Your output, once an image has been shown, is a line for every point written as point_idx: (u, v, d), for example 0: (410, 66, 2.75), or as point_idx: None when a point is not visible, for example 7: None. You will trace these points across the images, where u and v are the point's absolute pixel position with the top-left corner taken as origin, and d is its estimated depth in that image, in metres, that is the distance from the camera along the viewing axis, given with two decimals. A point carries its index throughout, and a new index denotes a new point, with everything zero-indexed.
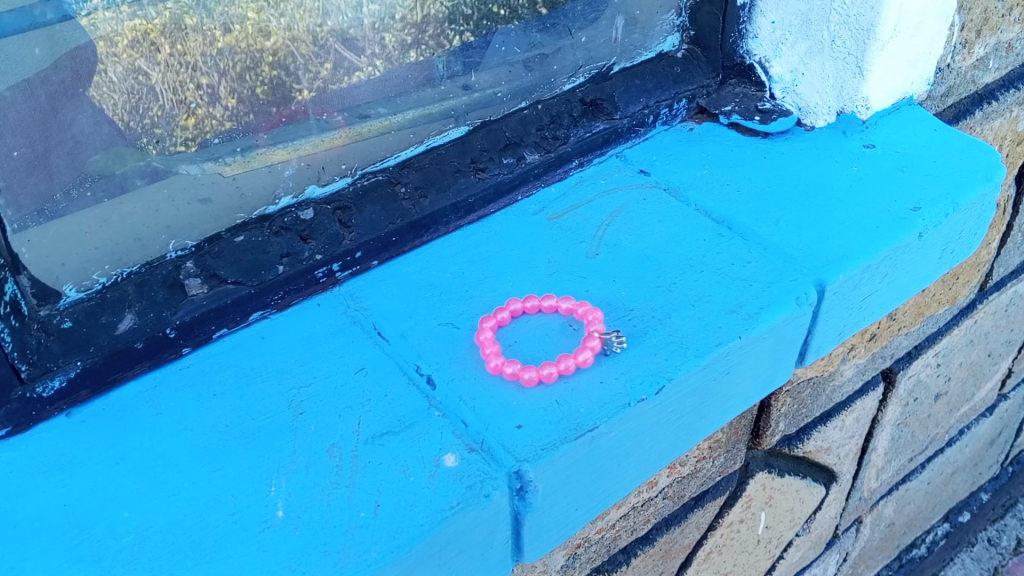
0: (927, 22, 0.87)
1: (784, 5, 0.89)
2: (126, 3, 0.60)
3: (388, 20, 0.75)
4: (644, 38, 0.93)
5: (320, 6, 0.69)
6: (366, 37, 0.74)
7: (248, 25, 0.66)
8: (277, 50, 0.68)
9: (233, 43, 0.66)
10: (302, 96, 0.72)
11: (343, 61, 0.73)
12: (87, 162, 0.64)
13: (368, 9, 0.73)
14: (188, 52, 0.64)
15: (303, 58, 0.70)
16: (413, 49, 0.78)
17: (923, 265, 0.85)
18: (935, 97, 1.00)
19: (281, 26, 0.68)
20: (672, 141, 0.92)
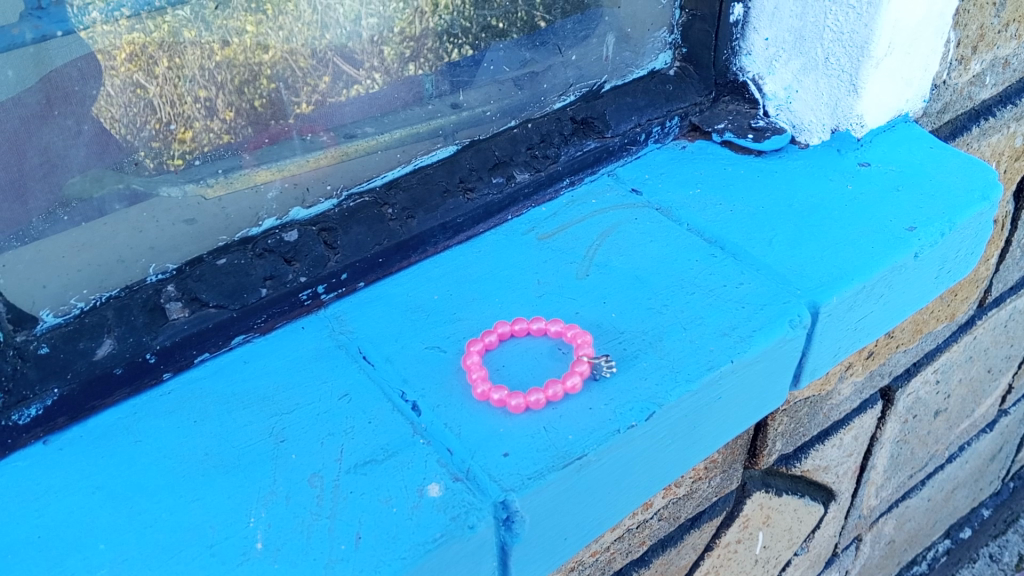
0: (922, 40, 0.86)
1: (777, 22, 0.88)
2: (125, 17, 0.60)
3: (386, 33, 0.74)
4: (636, 56, 0.92)
5: (319, 19, 0.69)
6: (364, 51, 0.73)
7: (246, 38, 0.66)
8: (275, 63, 0.68)
9: (230, 56, 0.65)
10: (298, 109, 0.71)
11: (341, 74, 0.73)
12: (64, 185, 0.63)
13: (366, 23, 0.72)
14: (185, 65, 0.63)
15: (302, 72, 0.70)
16: (411, 63, 0.77)
17: (919, 285, 0.83)
18: (931, 113, 0.99)
19: (279, 39, 0.67)
20: (664, 160, 0.91)
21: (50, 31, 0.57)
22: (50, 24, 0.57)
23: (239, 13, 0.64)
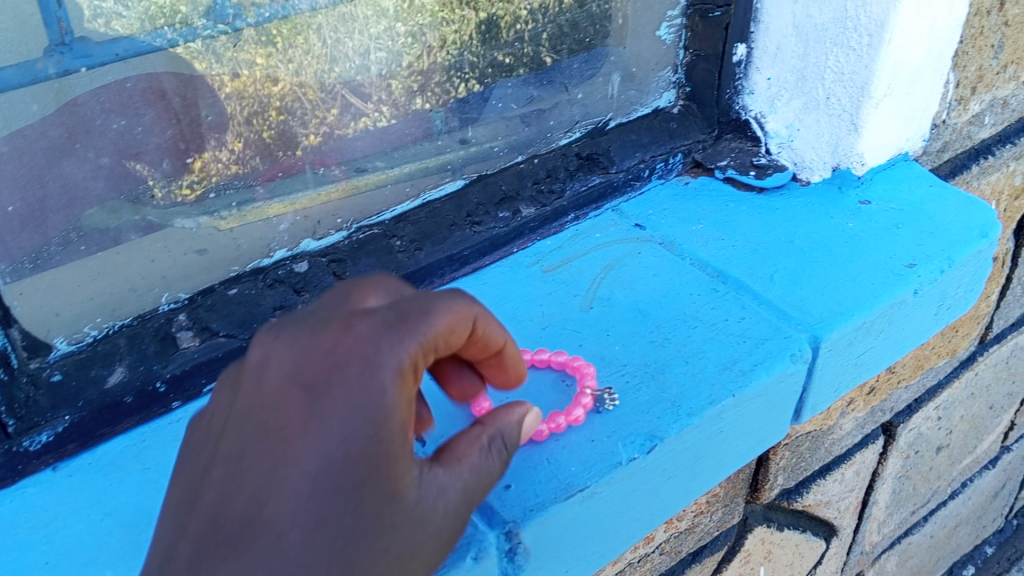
0: (921, 81, 0.88)
1: (779, 62, 0.90)
2: (138, 51, 0.61)
3: (394, 67, 0.76)
4: (640, 94, 0.94)
5: (328, 53, 0.71)
6: (372, 84, 0.75)
7: (256, 70, 0.67)
8: (284, 95, 0.70)
9: (241, 87, 0.67)
10: (308, 141, 0.73)
11: (349, 106, 0.75)
12: (81, 217, 0.64)
13: (375, 57, 0.74)
14: (197, 98, 0.66)
15: (310, 104, 0.72)
16: (418, 96, 0.79)
17: (919, 322, 0.84)
18: (931, 152, 1.00)
19: (289, 72, 0.69)
20: (667, 195, 0.93)
21: (73, 66, 0.59)
22: (73, 60, 0.59)
23: (249, 46, 0.66)
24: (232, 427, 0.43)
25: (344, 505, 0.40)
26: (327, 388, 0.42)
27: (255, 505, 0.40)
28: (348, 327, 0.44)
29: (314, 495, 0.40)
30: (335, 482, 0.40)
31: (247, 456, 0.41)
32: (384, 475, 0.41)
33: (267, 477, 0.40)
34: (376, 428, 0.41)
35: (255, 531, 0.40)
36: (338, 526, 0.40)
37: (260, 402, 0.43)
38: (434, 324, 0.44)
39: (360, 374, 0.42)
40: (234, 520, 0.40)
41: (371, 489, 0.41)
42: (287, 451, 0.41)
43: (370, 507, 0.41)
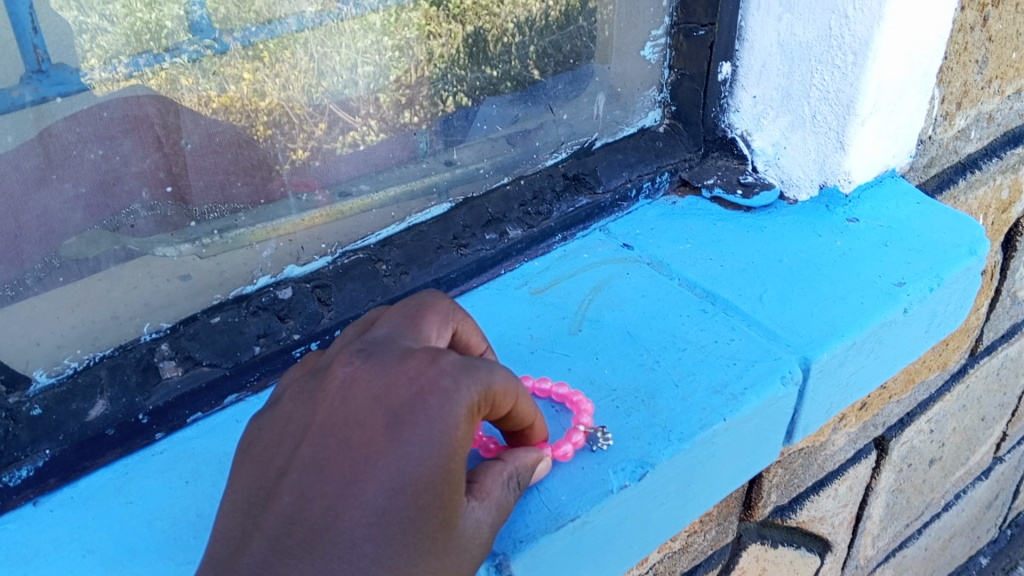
0: (906, 98, 0.88)
1: (764, 80, 0.90)
2: (123, 74, 0.61)
3: (382, 81, 0.75)
4: (625, 114, 0.93)
5: (315, 66, 0.70)
6: (360, 98, 0.75)
7: (243, 85, 0.67)
8: (272, 110, 0.69)
9: (227, 104, 0.67)
10: (296, 155, 0.73)
11: (338, 120, 0.74)
12: (60, 246, 0.63)
13: (363, 71, 0.74)
14: (178, 112, 0.65)
15: (298, 119, 0.71)
16: (407, 109, 0.79)
17: (909, 340, 0.84)
18: (918, 168, 1.00)
19: (276, 86, 0.68)
20: (654, 215, 0.92)
21: (50, 93, 0.58)
22: (50, 87, 0.58)
23: (236, 61, 0.65)
24: (313, 437, 0.48)
25: (407, 524, 0.45)
26: (409, 414, 0.47)
27: (324, 517, 0.45)
28: (434, 359, 0.49)
29: (382, 513, 0.45)
30: (405, 503, 0.45)
31: (326, 466, 0.46)
32: (447, 501, 0.47)
33: (342, 489, 0.45)
34: (446, 459, 0.46)
35: (325, 542, 0.44)
36: (398, 542, 0.45)
37: (345, 414, 0.48)
38: (509, 382, 0.51)
39: (440, 405, 0.47)
40: (305, 528, 0.45)
41: (432, 515, 0.46)
42: (363, 470, 0.46)
43: (427, 525, 0.46)
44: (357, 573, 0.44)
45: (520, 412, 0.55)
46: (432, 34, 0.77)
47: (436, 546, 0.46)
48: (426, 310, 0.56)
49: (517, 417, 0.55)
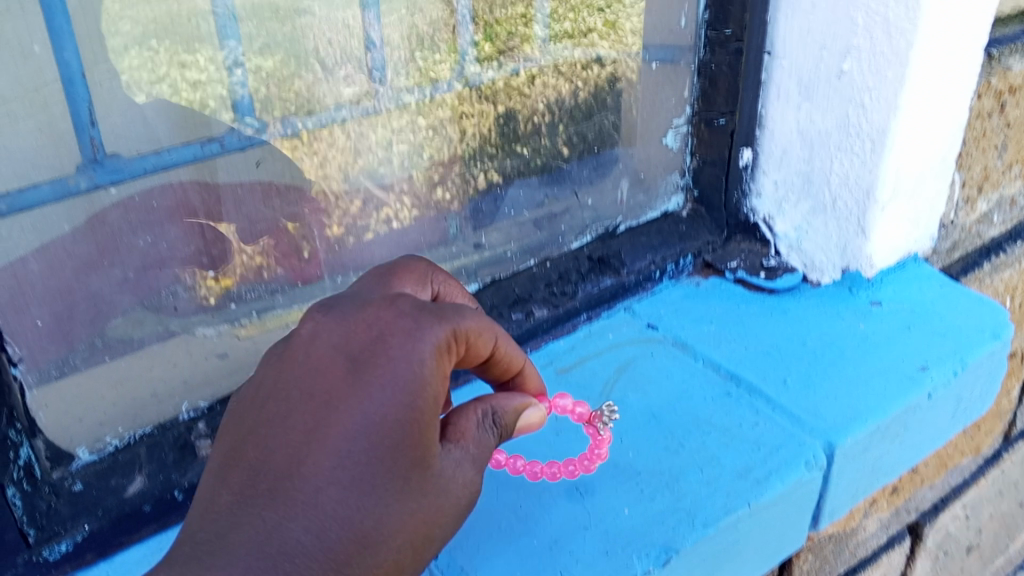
0: (925, 184, 0.90)
1: (785, 166, 0.92)
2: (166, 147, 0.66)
3: (415, 159, 0.83)
4: (649, 198, 0.97)
5: (352, 146, 0.78)
6: (394, 175, 0.82)
7: (281, 163, 0.74)
8: (309, 186, 0.76)
9: (268, 182, 0.74)
10: (331, 231, 0.79)
11: (372, 197, 0.81)
12: (107, 327, 0.67)
13: (397, 150, 0.82)
14: (221, 195, 0.71)
15: (335, 195, 0.78)
16: (439, 187, 0.85)
17: (936, 425, 0.84)
18: (941, 252, 1.01)
19: (313, 164, 0.76)
20: (678, 296, 0.94)
21: (102, 181, 0.63)
22: (104, 175, 0.63)
23: (279, 143, 0.73)
24: (288, 382, 0.55)
25: (379, 462, 0.52)
26: (375, 359, 0.54)
27: (301, 455, 0.52)
28: (391, 311, 0.56)
29: (353, 451, 0.52)
30: (368, 446, 0.52)
31: (294, 416, 0.53)
32: (418, 440, 0.53)
33: (308, 437, 0.52)
34: (411, 400, 0.53)
35: (294, 483, 0.51)
36: (371, 478, 0.52)
37: (311, 366, 0.55)
38: (475, 328, 0.58)
39: (399, 352, 0.54)
40: (275, 473, 0.51)
41: (398, 455, 0.53)
42: (334, 413, 0.52)
43: (400, 463, 0.53)
44: (326, 511, 0.51)
45: (505, 354, 0.63)
46: (465, 115, 0.84)
47: (411, 481, 0.53)
48: (400, 271, 0.65)
49: (505, 360, 0.63)
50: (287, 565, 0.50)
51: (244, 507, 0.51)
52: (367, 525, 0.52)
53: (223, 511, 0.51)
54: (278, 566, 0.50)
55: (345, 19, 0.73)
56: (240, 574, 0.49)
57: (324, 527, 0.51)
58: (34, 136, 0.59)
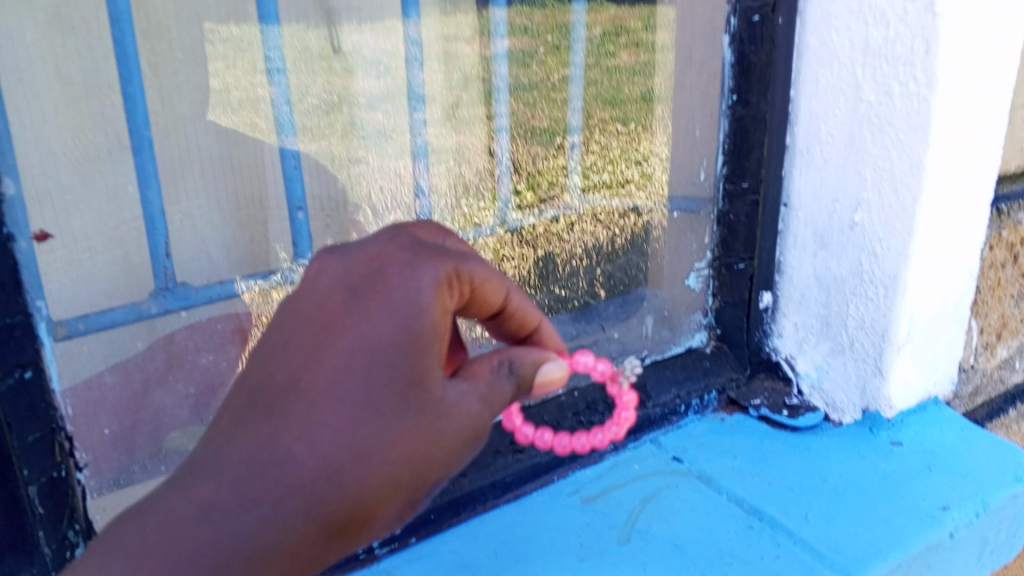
0: (940, 329, 0.94)
1: (804, 309, 0.97)
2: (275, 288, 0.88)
3: None
4: (672, 334, 1.04)
5: None
6: None
7: None
8: None
9: None
10: None
11: None
12: (163, 438, 0.79)
13: None
14: None
15: None
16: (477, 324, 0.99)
17: (962, 568, 0.84)
18: (962, 395, 1.03)
19: None
20: (703, 430, 0.98)
21: (173, 307, 0.81)
22: (174, 301, 0.81)
23: None
24: (294, 315, 0.59)
25: (374, 378, 0.56)
26: (375, 287, 0.58)
27: (300, 372, 0.56)
28: (392, 246, 0.60)
29: (348, 369, 0.56)
30: (365, 365, 0.56)
31: (297, 339, 0.57)
32: (414, 362, 0.57)
33: (308, 359, 0.56)
34: (408, 323, 0.57)
35: (293, 399, 0.55)
36: (365, 394, 0.56)
37: (317, 294, 0.59)
38: (479, 272, 0.63)
39: (396, 282, 0.58)
40: (275, 391, 0.56)
41: (394, 374, 0.56)
42: (331, 335, 0.57)
43: (395, 382, 0.56)
44: (322, 426, 0.55)
45: (517, 306, 0.69)
46: (507, 259, 1.06)
47: (408, 399, 0.57)
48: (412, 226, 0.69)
49: (518, 312, 0.70)
50: (280, 471, 0.53)
51: (243, 421, 0.55)
52: (360, 438, 0.55)
53: (223, 427, 0.55)
54: (271, 470, 0.53)
55: (398, 168, 1.04)
56: (233, 481, 0.52)
57: (318, 441, 0.54)
58: (111, 268, 0.76)
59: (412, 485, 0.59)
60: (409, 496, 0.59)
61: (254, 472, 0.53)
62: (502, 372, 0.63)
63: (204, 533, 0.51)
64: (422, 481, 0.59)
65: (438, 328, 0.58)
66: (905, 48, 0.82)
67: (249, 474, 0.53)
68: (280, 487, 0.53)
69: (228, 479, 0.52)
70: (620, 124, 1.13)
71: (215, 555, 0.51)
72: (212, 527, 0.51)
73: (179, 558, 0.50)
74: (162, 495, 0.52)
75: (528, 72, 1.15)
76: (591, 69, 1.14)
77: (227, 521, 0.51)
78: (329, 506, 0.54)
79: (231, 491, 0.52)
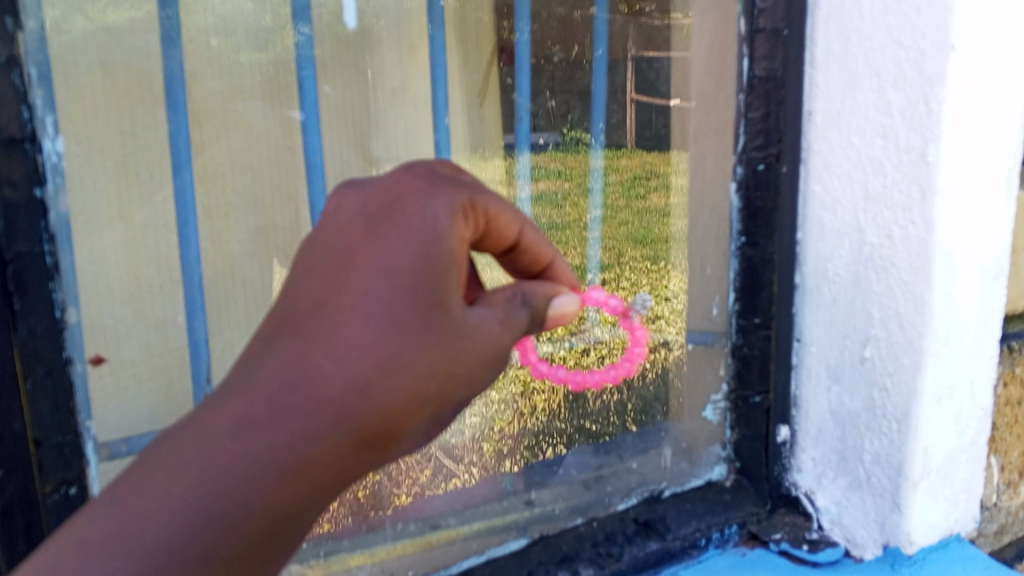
0: (957, 465, 0.95)
1: (822, 443, 0.99)
2: None
3: (486, 430, 1.06)
4: (692, 465, 1.07)
5: None
6: (465, 446, 1.04)
7: None
8: None
9: None
10: (399, 500, 0.95)
11: (441, 466, 1.00)
12: None
13: (469, 420, 1.05)
14: None
15: (409, 464, 0.97)
16: (507, 457, 1.05)
17: None
18: (987, 533, 1.03)
19: None
20: (724, 565, 0.97)
21: None
22: None
23: None
24: (314, 249, 0.62)
25: (398, 300, 0.58)
26: (393, 216, 0.62)
27: (323, 298, 0.58)
28: (408, 179, 0.65)
29: (371, 292, 0.58)
30: (387, 282, 0.58)
31: (318, 270, 0.60)
32: (435, 282, 0.60)
33: (331, 282, 0.59)
34: (426, 252, 0.60)
35: (317, 320, 0.57)
36: (389, 315, 0.58)
37: (336, 227, 0.63)
38: (493, 206, 0.69)
39: (415, 209, 0.62)
40: (300, 315, 0.58)
41: (416, 291, 0.59)
42: (353, 260, 0.60)
43: (418, 304, 0.59)
44: (348, 342, 0.56)
45: (530, 242, 0.77)
46: (534, 390, 1.09)
47: (429, 320, 0.59)
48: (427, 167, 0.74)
49: (533, 247, 0.78)
50: (311, 387, 0.55)
51: (270, 343, 0.57)
52: (386, 356, 0.57)
53: (252, 352, 0.57)
54: (300, 387, 0.55)
55: None
56: (260, 402, 0.54)
57: (343, 356, 0.56)
58: (154, 398, 0.85)
59: (439, 401, 0.61)
60: (436, 413, 0.61)
61: (285, 387, 0.54)
62: (517, 302, 0.68)
63: (239, 445, 0.52)
64: (449, 398, 0.61)
65: (454, 256, 0.61)
66: (903, 195, 0.88)
67: (280, 391, 0.54)
68: (310, 401, 0.54)
69: (261, 395, 0.54)
70: (650, 262, 1.11)
71: (250, 465, 0.52)
72: (246, 439, 0.52)
73: (215, 470, 0.51)
74: (197, 414, 0.54)
75: (559, 213, 1.11)
76: (620, 210, 1.13)
77: (260, 433, 0.53)
78: (355, 420, 0.56)
79: (265, 405, 0.54)
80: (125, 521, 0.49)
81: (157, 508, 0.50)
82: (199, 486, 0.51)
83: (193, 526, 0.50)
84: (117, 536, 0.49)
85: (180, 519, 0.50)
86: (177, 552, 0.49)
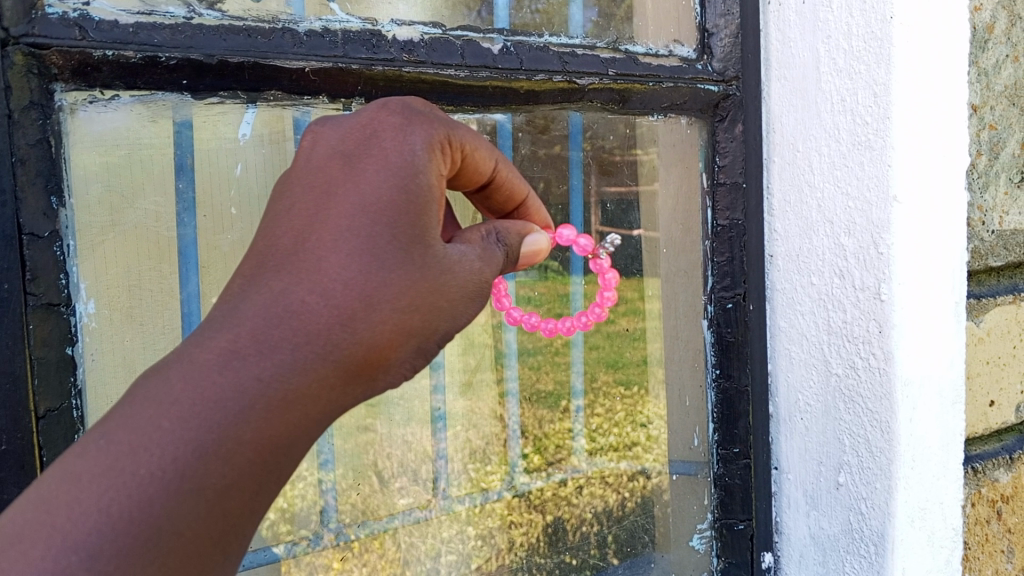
0: None
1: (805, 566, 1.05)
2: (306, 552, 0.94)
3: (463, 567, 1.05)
4: None
5: (402, 556, 1.00)
6: None
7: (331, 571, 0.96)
8: None
9: None
10: None
11: None
12: None
13: (445, 559, 1.04)
14: None
15: None
16: None
17: None
18: None
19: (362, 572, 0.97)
20: None
21: None
22: None
23: (330, 552, 0.95)
24: (294, 183, 0.68)
25: (376, 235, 0.64)
26: (371, 151, 0.68)
27: (305, 234, 0.64)
28: (383, 115, 0.71)
29: (352, 226, 0.64)
30: (369, 216, 0.65)
31: (298, 207, 0.66)
32: (414, 215, 0.66)
33: (313, 217, 0.64)
34: (402, 186, 0.67)
35: (302, 250, 0.63)
36: (370, 249, 0.64)
37: (314, 164, 0.68)
38: (468, 141, 0.76)
39: (390, 143, 0.69)
40: (286, 244, 0.63)
41: (399, 222, 0.65)
42: (333, 195, 0.66)
43: (399, 237, 0.65)
44: (335, 269, 0.62)
45: (503, 178, 0.84)
46: (513, 523, 1.07)
47: (410, 253, 0.65)
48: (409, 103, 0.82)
49: (507, 184, 0.85)
50: (298, 319, 0.59)
51: (251, 280, 0.61)
52: (370, 287, 0.63)
53: (238, 286, 0.61)
54: (287, 320, 0.59)
55: (407, 436, 1.00)
56: (248, 327, 0.58)
57: (329, 288, 0.61)
58: None
59: (425, 333, 0.66)
60: (421, 345, 0.67)
61: (271, 321, 0.58)
62: (491, 239, 0.76)
63: (227, 377, 0.55)
64: (435, 332, 0.67)
65: (431, 189, 0.68)
66: (862, 329, 0.95)
67: (265, 325, 0.58)
68: (297, 332, 0.59)
69: (246, 330, 0.57)
70: (623, 387, 1.11)
71: (240, 399, 0.54)
72: (235, 372, 0.55)
73: (203, 405, 0.53)
74: (180, 353, 0.56)
75: (532, 337, 1.06)
76: (592, 334, 1.08)
77: (248, 367, 0.56)
78: (343, 348, 0.61)
79: (251, 338, 0.57)
80: (114, 457, 0.50)
81: (147, 442, 0.51)
82: (187, 421, 0.52)
83: (184, 460, 0.51)
84: (107, 473, 0.49)
85: (170, 454, 0.51)
86: (170, 484, 0.50)
